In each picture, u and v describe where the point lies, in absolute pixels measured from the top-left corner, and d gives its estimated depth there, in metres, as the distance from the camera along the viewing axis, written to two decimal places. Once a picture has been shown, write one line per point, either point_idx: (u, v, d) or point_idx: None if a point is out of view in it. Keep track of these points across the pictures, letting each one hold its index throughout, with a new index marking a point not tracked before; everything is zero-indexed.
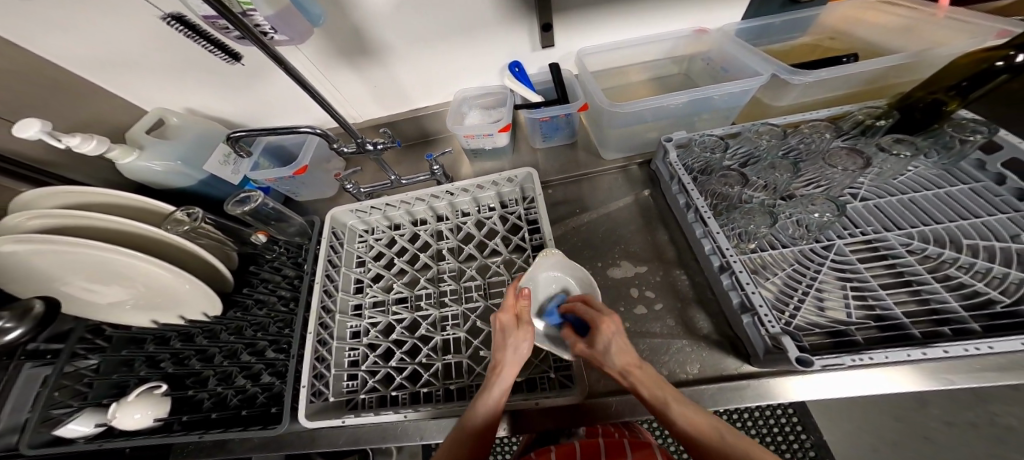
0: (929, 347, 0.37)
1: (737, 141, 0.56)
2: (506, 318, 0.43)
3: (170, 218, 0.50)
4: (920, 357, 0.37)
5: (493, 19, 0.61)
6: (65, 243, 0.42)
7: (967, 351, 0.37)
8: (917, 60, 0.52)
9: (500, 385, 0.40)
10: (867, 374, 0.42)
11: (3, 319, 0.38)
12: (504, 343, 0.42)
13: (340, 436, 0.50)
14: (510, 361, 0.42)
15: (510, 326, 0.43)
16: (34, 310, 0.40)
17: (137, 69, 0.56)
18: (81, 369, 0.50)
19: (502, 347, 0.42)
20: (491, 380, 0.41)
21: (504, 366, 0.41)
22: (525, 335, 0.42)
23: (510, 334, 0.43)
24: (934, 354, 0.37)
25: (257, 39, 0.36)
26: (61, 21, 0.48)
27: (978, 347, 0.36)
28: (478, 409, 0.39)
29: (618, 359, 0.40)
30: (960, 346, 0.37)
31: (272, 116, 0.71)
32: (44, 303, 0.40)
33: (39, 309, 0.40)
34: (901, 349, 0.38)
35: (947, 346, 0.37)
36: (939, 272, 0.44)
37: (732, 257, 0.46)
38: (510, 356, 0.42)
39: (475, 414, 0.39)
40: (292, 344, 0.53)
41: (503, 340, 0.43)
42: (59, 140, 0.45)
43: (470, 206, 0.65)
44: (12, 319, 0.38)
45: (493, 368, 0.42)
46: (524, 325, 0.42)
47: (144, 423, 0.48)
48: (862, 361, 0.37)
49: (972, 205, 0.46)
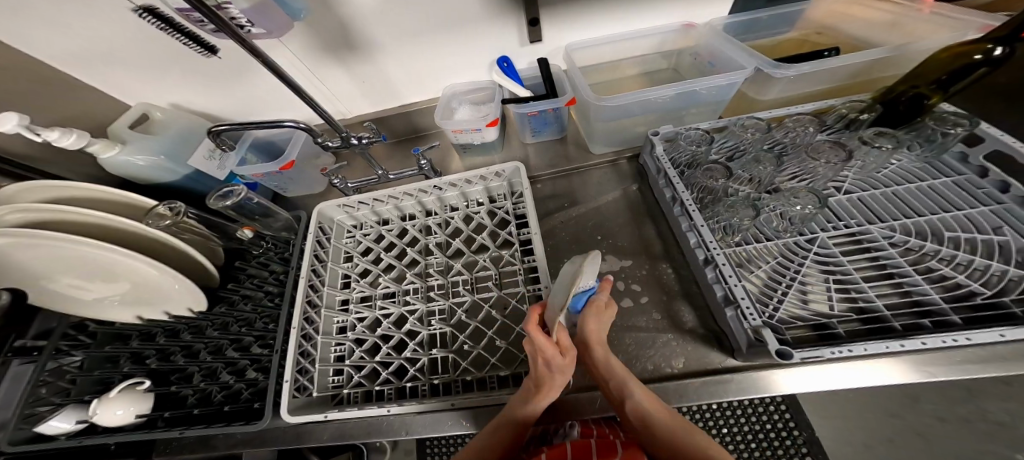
0: (908, 339, 0.37)
1: (724, 135, 0.57)
2: (554, 351, 0.39)
3: (152, 212, 0.49)
4: (898, 349, 0.37)
5: (480, 13, 0.61)
6: (44, 236, 0.41)
7: (945, 343, 0.37)
8: (898, 54, 0.53)
9: (546, 403, 0.40)
10: (850, 364, 0.42)
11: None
12: (555, 373, 0.40)
13: (325, 433, 0.49)
14: (558, 386, 0.40)
15: (557, 357, 0.39)
16: None
17: (121, 63, 0.56)
18: (64, 366, 0.49)
19: (551, 372, 0.40)
20: (537, 400, 0.40)
21: (551, 389, 0.40)
22: (571, 361, 0.41)
23: (557, 364, 0.40)
24: (913, 346, 0.37)
25: (234, 33, 0.36)
26: (44, 14, 0.48)
27: (956, 339, 0.36)
28: (519, 414, 0.40)
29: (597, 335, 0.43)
30: (938, 337, 0.37)
31: (258, 111, 0.70)
32: (8, 296, 0.45)
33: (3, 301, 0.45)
34: (881, 341, 0.37)
35: (926, 338, 0.37)
36: (921, 264, 0.44)
37: (716, 250, 0.46)
38: (556, 381, 0.40)
39: (517, 413, 0.40)
40: (277, 339, 0.53)
41: (551, 367, 0.40)
42: (37, 134, 0.45)
43: (458, 200, 0.65)
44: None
45: (537, 387, 0.40)
46: (571, 353, 0.40)
47: (127, 420, 0.48)
48: (842, 353, 0.37)
49: (955, 198, 0.46)
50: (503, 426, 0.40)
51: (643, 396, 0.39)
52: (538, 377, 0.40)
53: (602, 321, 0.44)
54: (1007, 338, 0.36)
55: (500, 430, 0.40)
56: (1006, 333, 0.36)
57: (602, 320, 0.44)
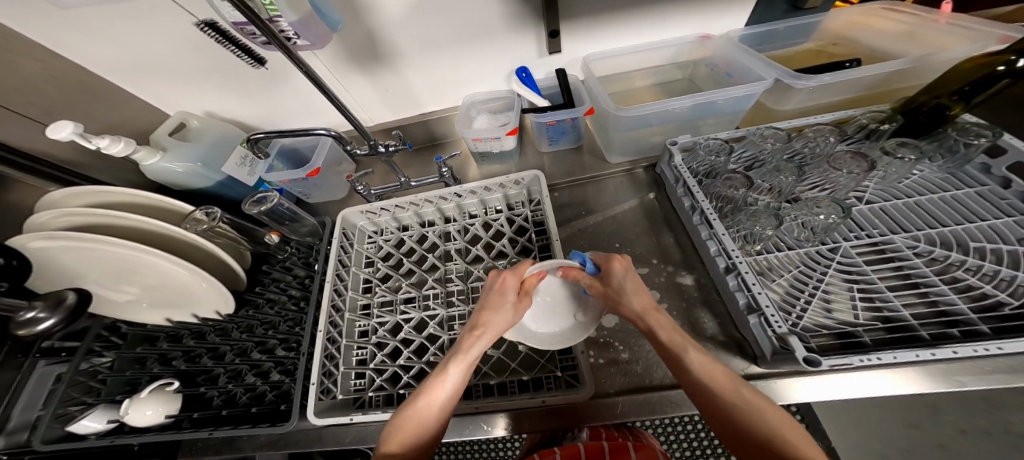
0: (938, 348, 0.37)
1: (741, 144, 0.57)
2: (504, 290, 0.45)
3: (189, 217, 0.51)
4: (929, 358, 0.36)
5: (505, 25, 0.63)
6: (91, 240, 0.43)
7: (977, 352, 0.36)
8: (918, 65, 0.53)
9: (479, 346, 0.42)
10: (876, 371, 0.42)
11: (37, 309, 0.38)
12: (488, 310, 0.44)
13: (347, 436, 0.49)
14: (496, 326, 0.43)
15: (509, 294, 0.45)
16: (67, 301, 0.40)
17: (161, 73, 0.59)
18: (97, 366, 0.50)
19: (490, 312, 0.44)
20: (471, 341, 0.42)
21: (485, 329, 0.43)
22: (518, 307, 0.45)
23: (505, 302, 0.44)
24: (945, 355, 0.36)
25: (281, 43, 0.38)
26: (97, 27, 0.51)
27: (987, 348, 0.36)
28: (451, 374, 0.40)
29: (635, 298, 0.42)
30: (969, 347, 0.36)
31: (285, 118, 0.73)
32: (77, 296, 0.41)
33: (72, 300, 0.41)
34: (909, 350, 0.37)
35: (957, 348, 0.37)
36: (947, 274, 0.44)
37: (738, 258, 0.46)
38: (494, 322, 0.43)
39: (446, 378, 0.40)
40: (302, 342, 0.54)
41: (490, 307, 0.44)
42: (89, 142, 0.47)
43: (477, 208, 0.66)
44: (45, 309, 0.39)
45: (472, 330, 0.43)
46: (521, 298, 0.45)
47: (156, 420, 0.49)
48: (871, 362, 0.37)
49: (979, 209, 0.46)
50: (435, 394, 0.38)
51: (700, 365, 0.36)
52: (477, 319, 0.44)
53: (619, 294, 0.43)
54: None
55: (433, 392, 0.38)
56: None
57: (621, 289, 0.43)
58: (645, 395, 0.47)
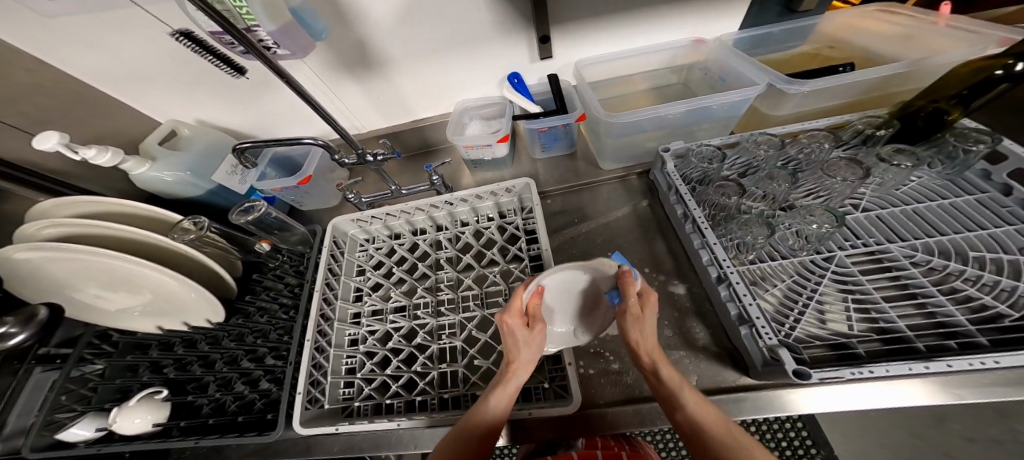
0: (932, 361, 0.35)
1: (735, 151, 0.56)
2: (518, 322, 0.41)
3: (177, 227, 0.50)
4: (922, 371, 0.35)
5: (495, 31, 0.62)
6: (74, 249, 0.43)
7: (972, 365, 0.34)
8: (915, 68, 0.52)
9: (517, 380, 0.41)
10: (879, 383, 0.40)
11: (8, 324, 0.39)
12: (519, 345, 0.41)
13: (334, 445, 0.47)
14: (526, 360, 0.42)
15: (522, 331, 0.41)
16: (39, 316, 0.41)
17: (150, 81, 0.59)
18: (87, 373, 0.49)
19: (516, 348, 0.42)
20: (507, 376, 0.41)
21: (519, 364, 0.42)
22: (538, 335, 0.42)
23: (523, 337, 0.41)
24: (938, 369, 0.35)
25: (260, 53, 0.38)
26: (86, 37, 0.51)
27: (983, 362, 0.34)
28: (490, 407, 0.40)
29: (648, 342, 0.39)
30: (964, 360, 0.35)
31: (277, 126, 0.73)
32: (49, 311, 0.43)
33: (43, 316, 0.42)
34: (902, 362, 0.36)
35: (951, 360, 0.35)
36: (945, 284, 0.42)
37: (729, 268, 0.45)
38: (525, 356, 0.42)
39: (484, 413, 0.39)
40: (290, 351, 0.53)
41: (516, 341, 0.41)
42: (75, 152, 0.47)
43: (469, 216, 0.65)
44: (16, 324, 0.40)
45: (507, 366, 0.42)
46: (537, 327, 0.42)
47: (145, 428, 0.48)
48: (862, 374, 0.36)
49: (978, 216, 0.44)
50: (476, 427, 0.38)
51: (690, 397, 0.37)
52: (507, 355, 0.43)
53: (643, 327, 0.40)
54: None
55: (471, 430, 0.38)
56: None
57: (644, 324, 0.40)
58: (636, 405, 0.46)
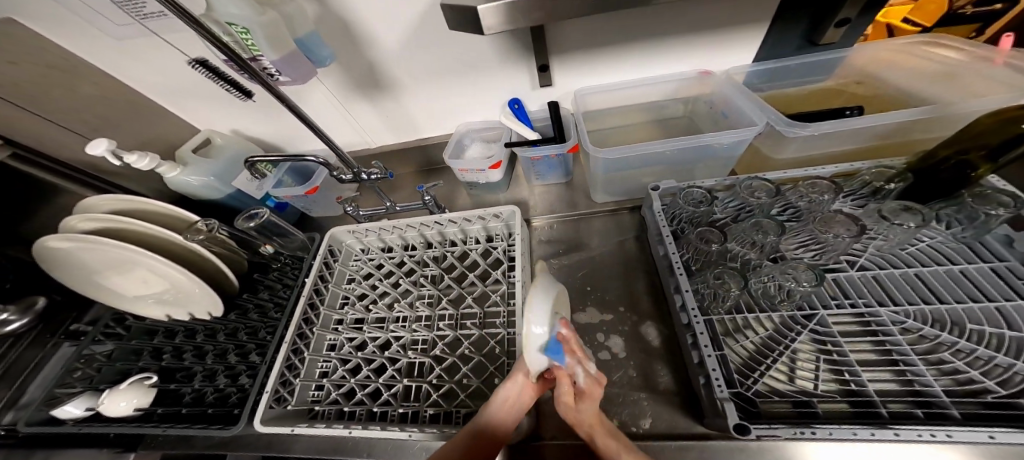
0: (880, 427, 0.32)
1: (727, 194, 0.54)
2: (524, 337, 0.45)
3: (192, 227, 0.57)
4: (868, 438, 0.32)
5: (496, 59, 0.65)
6: (98, 241, 0.49)
7: (921, 437, 0.32)
8: (937, 115, 0.48)
9: (510, 388, 0.41)
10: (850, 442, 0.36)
11: (11, 312, 0.56)
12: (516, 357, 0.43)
13: (296, 445, 0.50)
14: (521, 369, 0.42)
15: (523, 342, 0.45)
16: (35, 306, 0.58)
17: (190, 96, 0.67)
18: (96, 353, 0.57)
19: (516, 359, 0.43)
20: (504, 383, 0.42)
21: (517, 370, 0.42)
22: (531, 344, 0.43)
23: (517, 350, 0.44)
24: (884, 436, 0.32)
25: (262, 81, 0.42)
26: (139, 57, 0.59)
27: (932, 433, 0.32)
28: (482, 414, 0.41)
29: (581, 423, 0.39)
30: (915, 430, 0.32)
31: (297, 140, 0.79)
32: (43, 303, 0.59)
33: (39, 305, 0.58)
34: (849, 426, 0.33)
35: (902, 430, 0.32)
36: (932, 354, 0.39)
37: (697, 317, 0.43)
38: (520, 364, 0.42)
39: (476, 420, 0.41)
40: (271, 349, 0.57)
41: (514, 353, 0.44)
42: (119, 157, 0.54)
43: (457, 236, 0.67)
44: (16, 312, 0.56)
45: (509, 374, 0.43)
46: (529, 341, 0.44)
47: (128, 412, 0.52)
48: (802, 434, 0.33)
49: (989, 287, 0.40)
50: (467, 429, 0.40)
51: None
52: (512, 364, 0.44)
53: (580, 408, 0.39)
54: (998, 442, 0.31)
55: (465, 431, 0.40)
56: (997, 435, 0.31)
57: (579, 405, 0.39)
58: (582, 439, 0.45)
